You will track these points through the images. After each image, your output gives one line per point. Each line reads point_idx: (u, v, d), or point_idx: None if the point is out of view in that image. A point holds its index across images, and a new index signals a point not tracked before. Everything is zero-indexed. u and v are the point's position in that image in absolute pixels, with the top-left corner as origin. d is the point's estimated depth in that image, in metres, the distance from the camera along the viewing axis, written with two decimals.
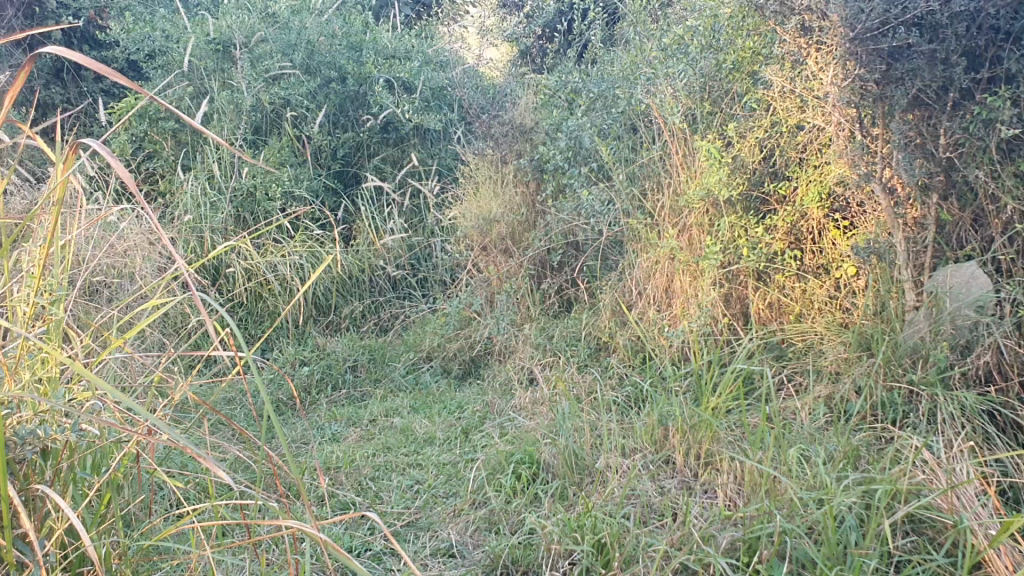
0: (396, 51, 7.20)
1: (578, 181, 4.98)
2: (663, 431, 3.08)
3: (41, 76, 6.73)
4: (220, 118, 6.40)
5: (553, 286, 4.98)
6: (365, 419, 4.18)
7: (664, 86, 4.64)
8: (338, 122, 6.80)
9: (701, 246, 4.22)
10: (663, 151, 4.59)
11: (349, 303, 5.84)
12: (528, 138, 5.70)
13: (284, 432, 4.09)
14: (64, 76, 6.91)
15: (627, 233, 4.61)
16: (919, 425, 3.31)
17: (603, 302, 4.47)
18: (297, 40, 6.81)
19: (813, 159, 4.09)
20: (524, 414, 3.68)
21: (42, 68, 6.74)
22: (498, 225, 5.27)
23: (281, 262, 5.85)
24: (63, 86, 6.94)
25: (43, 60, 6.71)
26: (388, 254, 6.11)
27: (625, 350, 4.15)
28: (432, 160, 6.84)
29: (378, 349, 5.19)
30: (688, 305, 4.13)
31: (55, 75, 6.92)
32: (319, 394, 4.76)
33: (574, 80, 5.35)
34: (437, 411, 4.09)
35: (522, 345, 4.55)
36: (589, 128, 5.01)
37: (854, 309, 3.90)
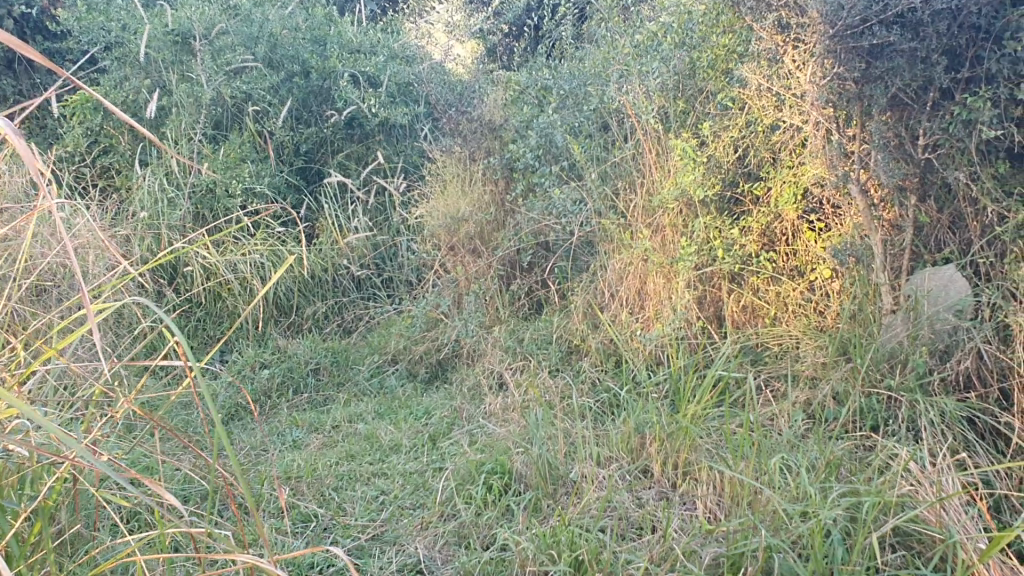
0: (362, 46, 7.10)
1: (549, 180, 4.87)
2: (639, 439, 2.97)
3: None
4: (179, 112, 6.19)
5: (523, 287, 4.85)
6: (328, 425, 4.03)
7: (637, 84, 4.54)
8: (302, 117, 6.67)
9: (675, 247, 4.11)
10: (635, 150, 4.49)
11: (311, 303, 5.69)
12: (497, 135, 5.57)
13: (244, 438, 3.93)
14: (16, 67, 6.65)
15: (599, 233, 4.49)
16: (898, 432, 3.23)
17: (575, 304, 4.35)
18: (259, 33, 6.63)
19: (789, 159, 3.99)
20: (495, 420, 3.56)
21: None
22: (466, 224, 5.13)
23: (241, 261, 5.67)
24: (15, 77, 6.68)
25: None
26: (352, 254, 5.95)
27: (597, 354, 4.04)
28: (398, 157, 6.67)
29: (342, 352, 5.03)
30: (661, 308, 4.01)
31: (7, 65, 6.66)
32: (280, 399, 4.60)
33: (545, 77, 5.24)
34: (403, 416, 3.94)
35: (491, 348, 4.42)
36: (559, 126, 4.90)
37: (829, 312, 3.81)
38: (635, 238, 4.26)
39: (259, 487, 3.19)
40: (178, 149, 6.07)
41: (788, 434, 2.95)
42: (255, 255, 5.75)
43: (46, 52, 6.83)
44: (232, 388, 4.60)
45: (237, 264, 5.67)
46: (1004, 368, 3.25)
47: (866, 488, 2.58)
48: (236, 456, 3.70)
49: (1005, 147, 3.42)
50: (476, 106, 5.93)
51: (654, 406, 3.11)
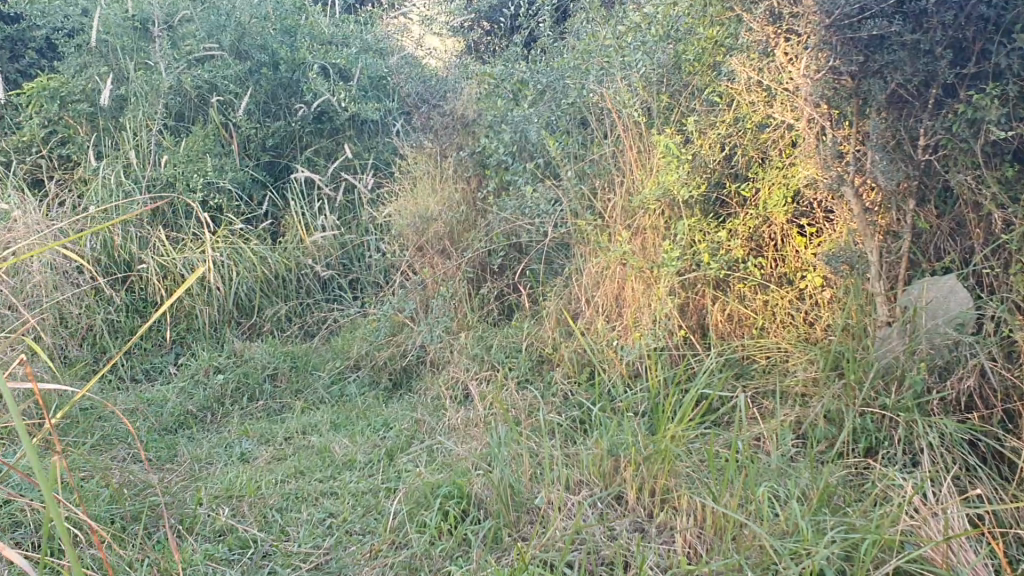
0: (333, 38, 6.78)
1: (523, 177, 4.58)
2: (613, 462, 2.68)
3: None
4: (137, 102, 5.86)
5: (494, 291, 4.55)
6: (280, 437, 3.72)
7: (619, 77, 4.27)
8: (270, 111, 6.34)
9: (656, 251, 3.83)
10: (615, 147, 4.22)
11: (273, 304, 5.41)
12: (469, 131, 5.27)
13: (187, 449, 3.63)
14: None
15: (575, 235, 4.21)
16: (895, 455, 2.98)
17: (547, 310, 4.07)
18: (227, 21, 6.31)
19: (779, 160, 3.73)
20: (456, 436, 3.27)
21: None
22: (435, 224, 4.85)
23: (198, 258, 5.30)
24: None
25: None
26: (318, 253, 5.65)
27: (571, 364, 3.75)
28: (368, 153, 6.36)
29: (302, 355, 4.73)
30: (640, 316, 3.73)
31: None
32: (233, 406, 4.29)
33: (522, 69, 4.95)
34: (360, 429, 3.64)
35: (457, 355, 4.13)
36: (536, 120, 4.61)
37: (820, 324, 3.54)
38: (613, 241, 3.98)
39: (193, 507, 2.87)
40: (136, 140, 5.76)
41: (777, 459, 2.68)
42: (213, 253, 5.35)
43: (7, 40, 6.44)
44: (183, 395, 4.29)
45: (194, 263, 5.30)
46: (1009, 387, 3.00)
47: (864, 522, 2.32)
48: (174, 469, 3.38)
49: (1012, 149, 3.17)
50: (449, 100, 5.63)
51: (630, 426, 2.83)
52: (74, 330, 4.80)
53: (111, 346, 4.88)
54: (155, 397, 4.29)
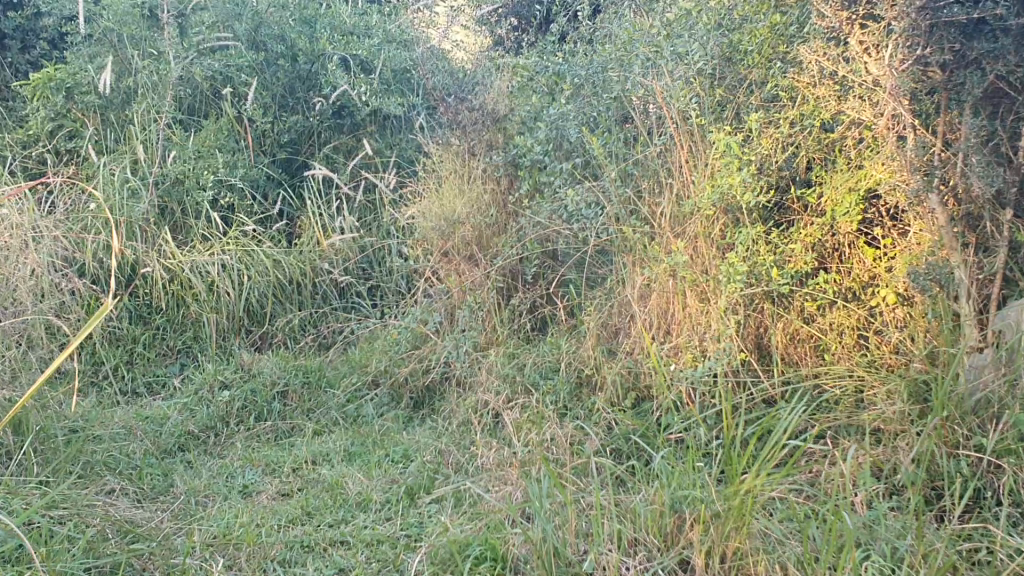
0: (356, 28, 6.33)
1: (559, 178, 4.09)
2: (675, 519, 2.33)
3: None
4: (145, 94, 5.59)
5: (525, 302, 4.10)
6: (286, 467, 3.37)
7: (667, 67, 3.83)
8: (286, 104, 5.92)
9: (712, 263, 3.41)
10: (665, 144, 3.74)
11: (286, 311, 5.05)
12: (501, 127, 4.86)
13: (184, 479, 3.33)
14: None
15: (618, 242, 3.74)
16: (998, 508, 2.56)
17: (586, 327, 3.65)
18: (241, 9, 5.93)
19: (851, 163, 3.28)
20: (487, 478, 2.89)
21: None
22: (462, 227, 4.47)
23: (207, 262, 4.93)
24: None
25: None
26: (336, 256, 5.25)
27: (614, 388, 3.36)
28: (390, 151, 5.89)
29: (315, 370, 4.34)
30: (694, 336, 3.32)
31: None
32: (238, 426, 3.96)
33: (559, 61, 4.48)
34: (376, 461, 3.26)
35: (485, 375, 3.73)
36: (574, 117, 4.13)
37: (899, 349, 3.09)
38: (661, 250, 3.54)
39: (181, 557, 2.54)
40: (145, 136, 5.44)
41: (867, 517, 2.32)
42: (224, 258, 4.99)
43: (19, 30, 6.13)
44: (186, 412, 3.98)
45: (203, 267, 4.93)
46: None
47: None
48: (170, 506, 3.07)
49: None
50: (477, 94, 5.14)
51: (697, 476, 2.49)
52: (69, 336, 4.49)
53: (111, 356, 4.59)
54: (157, 416, 3.99)
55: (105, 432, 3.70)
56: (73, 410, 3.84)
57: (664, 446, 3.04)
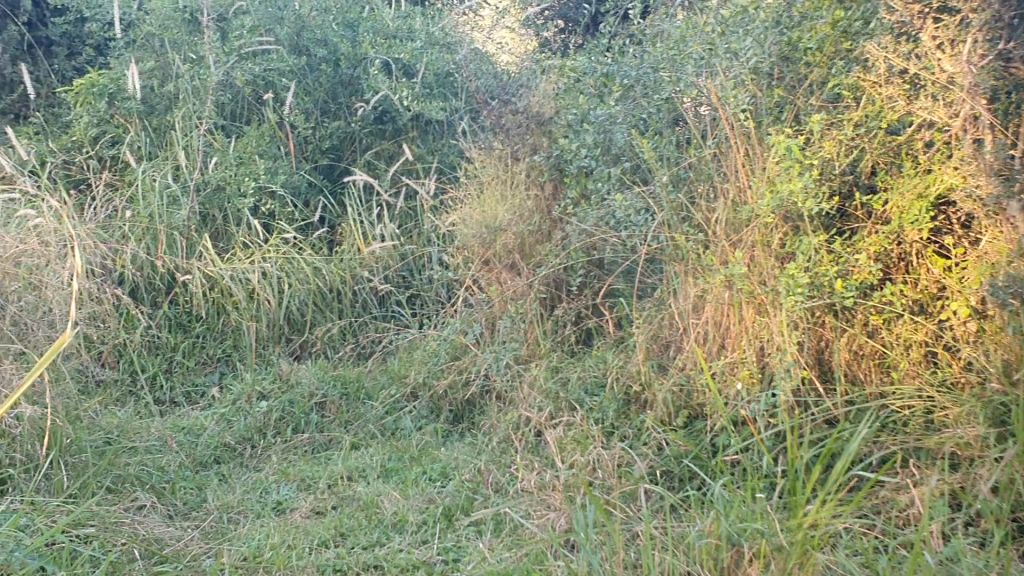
0: (398, 31, 6.08)
1: (606, 183, 3.91)
2: (732, 553, 2.22)
3: (6, 49, 5.93)
4: (186, 100, 5.53)
5: (570, 312, 3.91)
6: (321, 483, 3.24)
7: (721, 66, 3.64)
8: (328, 109, 5.82)
9: (770, 274, 3.22)
10: (718, 148, 3.56)
11: (326, 320, 4.93)
12: (545, 130, 4.68)
13: (217, 494, 3.23)
14: (35, 51, 6.11)
15: (669, 251, 3.55)
16: None
17: (634, 339, 3.48)
18: (283, 12, 5.81)
19: (920, 168, 3.08)
20: (530, 501, 2.74)
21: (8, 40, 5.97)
22: (504, 235, 4.33)
23: (247, 270, 4.85)
24: (33, 61, 6.13)
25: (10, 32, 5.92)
26: (376, 264, 5.14)
27: (665, 406, 3.20)
28: (432, 156, 5.77)
29: (354, 381, 4.23)
30: (751, 351, 3.15)
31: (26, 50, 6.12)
32: (275, 439, 3.84)
33: (607, 61, 4.30)
34: (413, 478, 3.12)
35: (528, 389, 3.58)
36: (622, 120, 3.95)
37: (974, 368, 2.86)
38: (716, 260, 3.36)
39: None
40: (187, 141, 5.38)
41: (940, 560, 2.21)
42: (264, 265, 4.89)
43: (66, 36, 6.18)
44: (222, 424, 3.88)
45: (243, 274, 4.85)
46: None
47: None
48: (202, 522, 2.96)
49: None
50: (522, 96, 4.96)
51: (761, 506, 2.38)
52: (106, 344, 4.42)
53: (150, 365, 4.51)
54: (193, 427, 3.90)
55: (139, 444, 3.61)
56: (108, 420, 3.76)
57: (720, 469, 2.88)
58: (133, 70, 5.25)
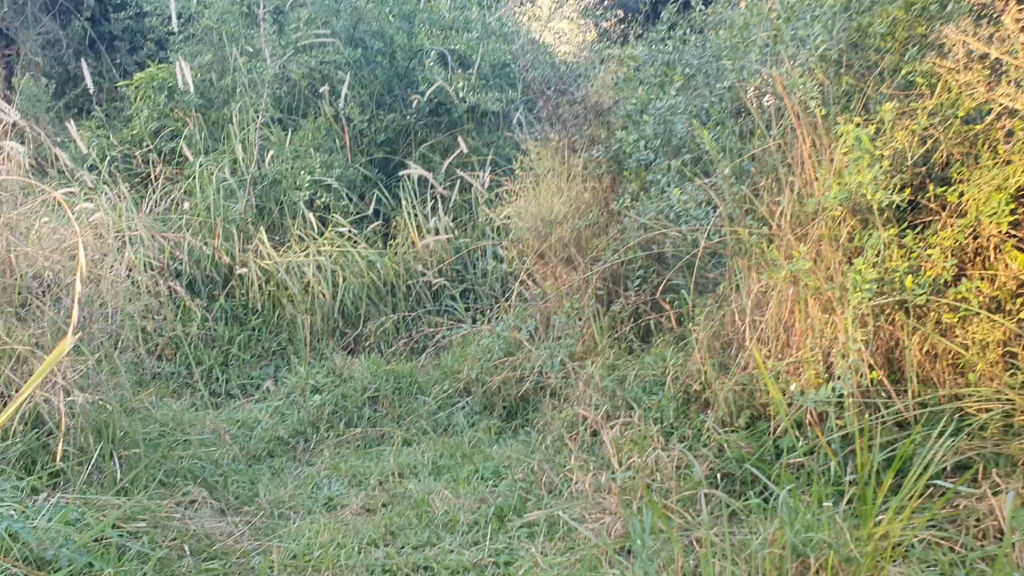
0: (454, 22, 6.04)
1: (666, 176, 3.80)
2: (797, 564, 2.16)
3: (70, 44, 6.10)
4: (243, 94, 5.55)
5: (628, 308, 3.79)
6: (373, 479, 3.20)
7: (787, 53, 3.50)
8: (383, 102, 5.76)
9: (838, 269, 3.09)
10: (782, 139, 3.43)
11: (379, 314, 4.90)
12: (603, 121, 4.58)
13: (269, 488, 3.20)
14: (99, 47, 6.22)
15: (731, 245, 3.44)
16: None
17: (694, 336, 3.38)
18: (340, 5, 5.80)
19: (998, 157, 2.90)
20: (584, 504, 2.67)
21: (72, 37, 6.08)
22: (559, 228, 4.27)
23: (303, 263, 4.84)
24: (97, 57, 6.23)
25: (74, 28, 6.08)
26: (430, 257, 5.09)
27: (726, 405, 3.11)
28: (487, 148, 5.71)
29: (407, 375, 4.19)
30: (817, 350, 3.04)
31: (89, 46, 6.23)
32: (328, 433, 3.82)
33: (667, 50, 4.19)
34: (465, 477, 3.07)
35: (584, 387, 3.50)
36: (683, 111, 3.84)
37: None
38: (781, 254, 3.25)
39: None
40: (244, 135, 5.40)
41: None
42: (320, 258, 4.88)
43: (128, 31, 6.24)
44: (276, 418, 3.87)
45: (299, 267, 4.84)
46: None
47: None
48: (254, 517, 2.95)
49: None
50: (579, 87, 4.87)
51: (829, 515, 2.29)
52: (163, 336, 4.44)
53: (206, 357, 4.53)
54: (247, 420, 3.90)
55: (193, 436, 3.61)
56: (163, 413, 3.77)
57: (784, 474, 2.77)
58: (182, 62, 5.22)
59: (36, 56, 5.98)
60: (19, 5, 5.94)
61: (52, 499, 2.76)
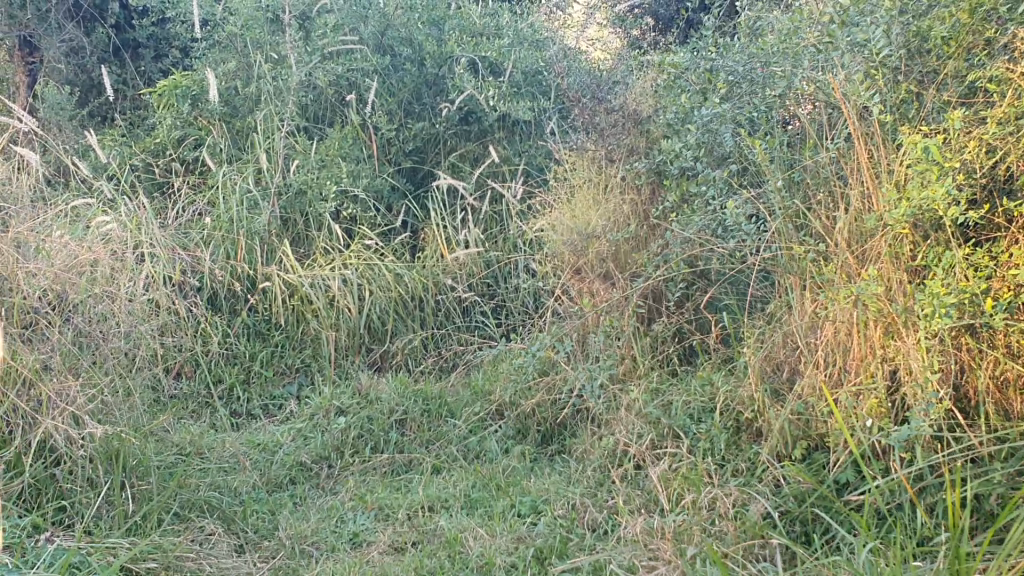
0: (486, 29, 5.87)
1: (713, 187, 3.52)
2: None
3: (94, 51, 5.95)
4: (268, 101, 5.38)
5: (670, 328, 3.59)
6: (401, 514, 3.04)
7: (845, 57, 3.27)
8: (412, 111, 5.58)
9: (902, 289, 2.82)
10: (839, 149, 3.20)
11: (407, 330, 4.71)
12: (642, 130, 4.35)
13: (290, 522, 3.03)
14: (124, 54, 6.10)
15: (783, 261, 3.19)
16: None
17: (745, 359, 3.15)
18: (368, 10, 5.66)
19: None
20: (634, 549, 2.58)
21: (97, 44, 5.98)
22: (596, 242, 4.04)
23: (328, 277, 4.65)
24: (121, 64, 6.10)
25: (99, 35, 5.95)
26: (460, 271, 4.89)
27: (781, 435, 2.88)
28: (519, 158, 5.51)
29: (436, 396, 3.99)
30: (878, 377, 2.78)
31: (114, 53, 6.12)
32: (353, 459, 3.63)
33: (712, 56, 3.97)
34: (500, 513, 3.00)
35: (626, 413, 3.29)
36: (730, 119, 3.61)
37: None
38: (838, 274, 2.98)
39: None
40: (268, 144, 5.24)
41: None
42: (345, 271, 4.69)
43: (152, 38, 6.11)
44: (298, 442, 3.69)
45: (324, 281, 4.65)
46: None
47: None
48: (276, 556, 2.83)
49: None
50: (617, 94, 4.65)
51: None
52: (183, 355, 4.29)
53: (227, 375, 4.37)
54: (269, 443, 3.72)
55: (212, 462, 3.44)
56: (181, 436, 3.60)
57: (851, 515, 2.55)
58: (210, 72, 5.08)
59: (59, 63, 5.83)
60: (43, 11, 5.80)
61: (55, 541, 2.63)
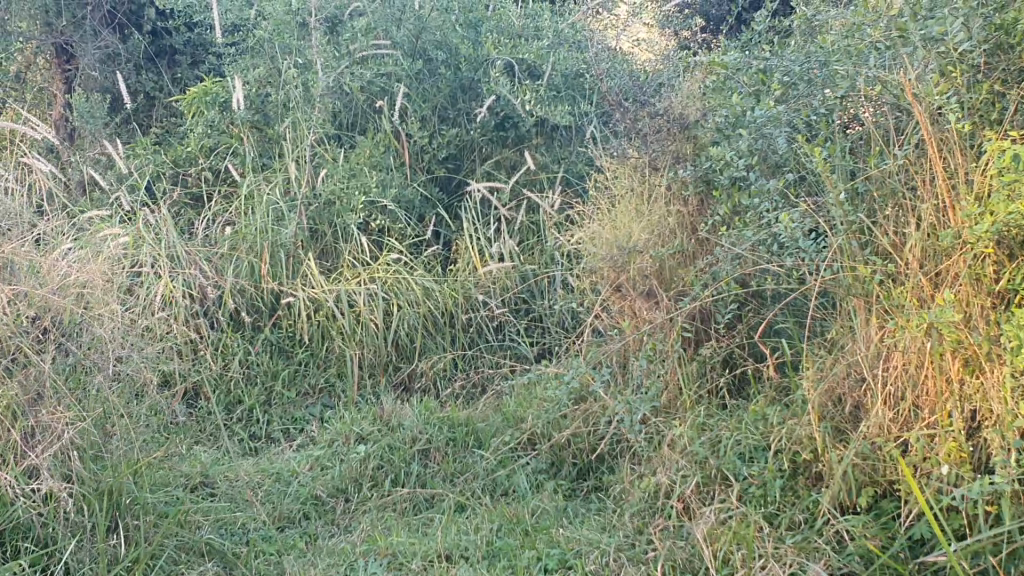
0: (524, 31, 5.62)
1: (767, 199, 3.18)
2: None
3: (130, 58, 5.77)
4: (295, 108, 5.11)
5: (720, 355, 3.25)
6: (416, 563, 2.79)
7: (919, 53, 2.89)
8: (446, 116, 5.30)
9: (986, 317, 2.46)
10: (912, 156, 2.83)
11: (437, 348, 4.44)
12: (689, 136, 4.00)
13: (296, 569, 2.79)
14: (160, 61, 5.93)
15: (846, 282, 2.85)
16: None
17: (802, 392, 2.82)
18: (403, 13, 5.33)
19: None
20: None
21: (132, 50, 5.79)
22: (639, 258, 3.71)
23: (354, 292, 4.39)
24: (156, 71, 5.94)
25: (134, 42, 5.76)
26: (493, 285, 4.60)
27: (844, 481, 2.55)
28: (558, 164, 5.20)
29: (463, 423, 3.70)
30: (957, 419, 2.43)
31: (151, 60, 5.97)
32: (372, 492, 3.36)
33: (766, 53, 3.60)
34: (526, 565, 2.73)
35: (669, 450, 2.98)
36: (787, 123, 3.26)
37: None
38: (909, 298, 2.63)
39: None
40: (296, 152, 5.00)
41: None
42: (371, 285, 4.42)
43: (188, 44, 5.94)
44: (316, 473, 3.44)
45: (349, 297, 4.40)
46: None
47: None
48: None
49: None
50: (662, 98, 4.32)
51: None
52: (201, 377, 4.07)
53: (247, 397, 4.14)
54: (285, 472, 3.47)
55: (223, 498, 3.22)
56: (190, 467, 3.38)
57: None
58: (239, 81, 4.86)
59: (92, 71, 5.63)
60: (78, 18, 5.62)
61: None
